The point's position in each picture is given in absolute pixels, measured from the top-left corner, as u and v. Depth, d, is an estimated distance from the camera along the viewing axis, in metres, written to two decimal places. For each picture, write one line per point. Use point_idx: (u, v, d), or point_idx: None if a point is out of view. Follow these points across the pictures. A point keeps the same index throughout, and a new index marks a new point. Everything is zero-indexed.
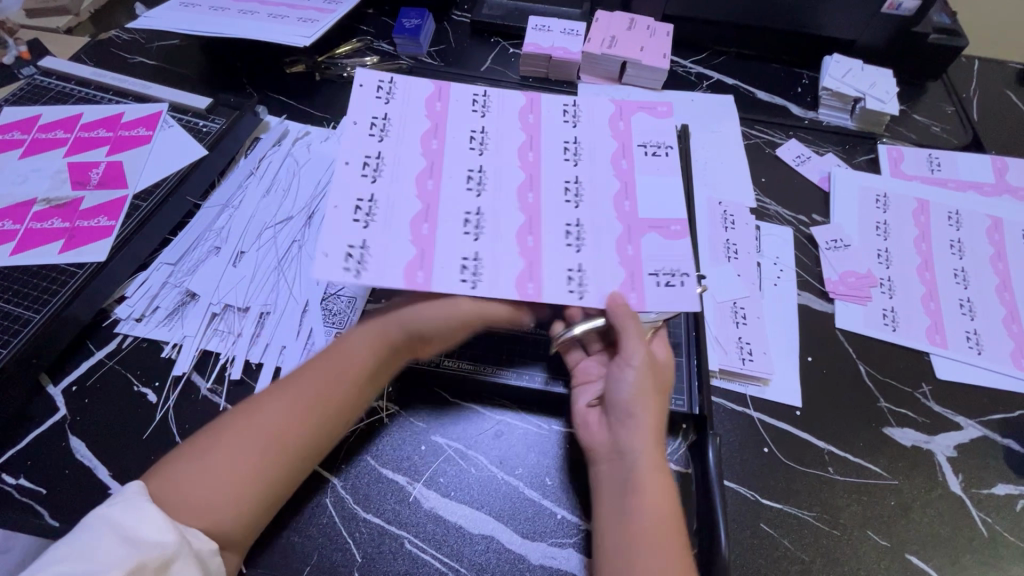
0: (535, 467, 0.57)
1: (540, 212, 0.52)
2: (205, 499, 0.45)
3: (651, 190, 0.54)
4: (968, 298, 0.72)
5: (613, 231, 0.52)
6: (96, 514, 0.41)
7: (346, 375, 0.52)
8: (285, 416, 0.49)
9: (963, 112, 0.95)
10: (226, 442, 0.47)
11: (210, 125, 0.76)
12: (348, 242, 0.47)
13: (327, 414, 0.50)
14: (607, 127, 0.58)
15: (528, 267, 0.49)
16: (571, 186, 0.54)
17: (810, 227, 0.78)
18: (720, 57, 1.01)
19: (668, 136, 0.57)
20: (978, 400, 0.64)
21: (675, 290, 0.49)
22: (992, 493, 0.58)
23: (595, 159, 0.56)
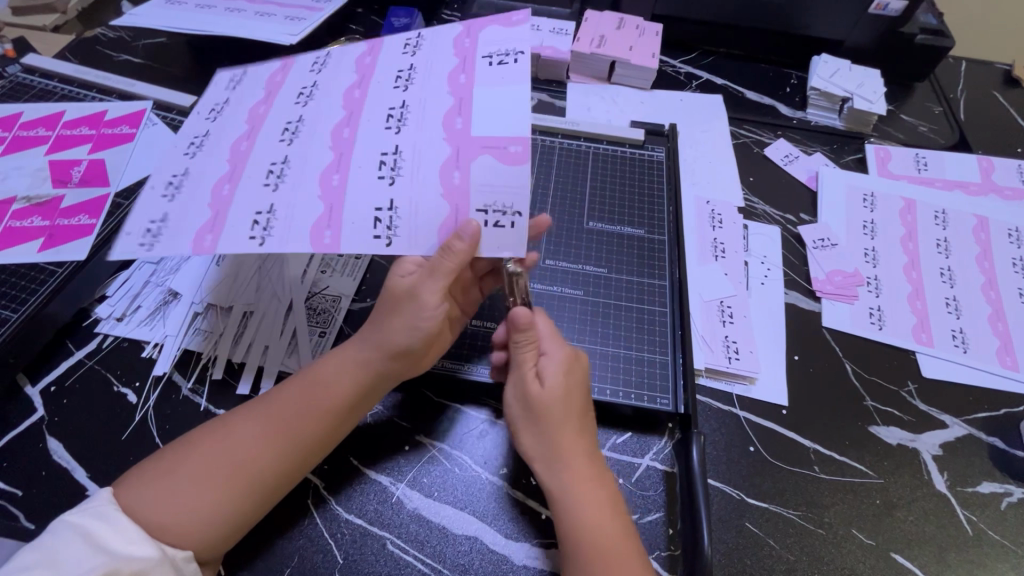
0: (520, 466, 0.56)
1: (347, 149, 0.49)
2: (171, 518, 0.44)
3: (493, 105, 0.48)
4: (954, 297, 0.72)
5: (439, 155, 0.47)
6: (71, 519, 0.42)
7: (317, 400, 0.50)
8: (253, 436, 0.48)
9: (950, 112, 0.96)
10: (194, 461, 0.46)
11: None
12: (173, 171, 0.50)
13: (296, 432, 0.49)
14: (453, 48, 0.52)
15: (331, 211, 0.46)
16: (399, 111, 0.50)
17: (797, 226, 0.78)
18: (709, 57, 1.02)
19: (517, 35, 0.51)
20: (964, 399, 0.65)
21: (501, 229, 0.46)
22: (977, 491, 0.58)
23: (430, 79, 0.51)
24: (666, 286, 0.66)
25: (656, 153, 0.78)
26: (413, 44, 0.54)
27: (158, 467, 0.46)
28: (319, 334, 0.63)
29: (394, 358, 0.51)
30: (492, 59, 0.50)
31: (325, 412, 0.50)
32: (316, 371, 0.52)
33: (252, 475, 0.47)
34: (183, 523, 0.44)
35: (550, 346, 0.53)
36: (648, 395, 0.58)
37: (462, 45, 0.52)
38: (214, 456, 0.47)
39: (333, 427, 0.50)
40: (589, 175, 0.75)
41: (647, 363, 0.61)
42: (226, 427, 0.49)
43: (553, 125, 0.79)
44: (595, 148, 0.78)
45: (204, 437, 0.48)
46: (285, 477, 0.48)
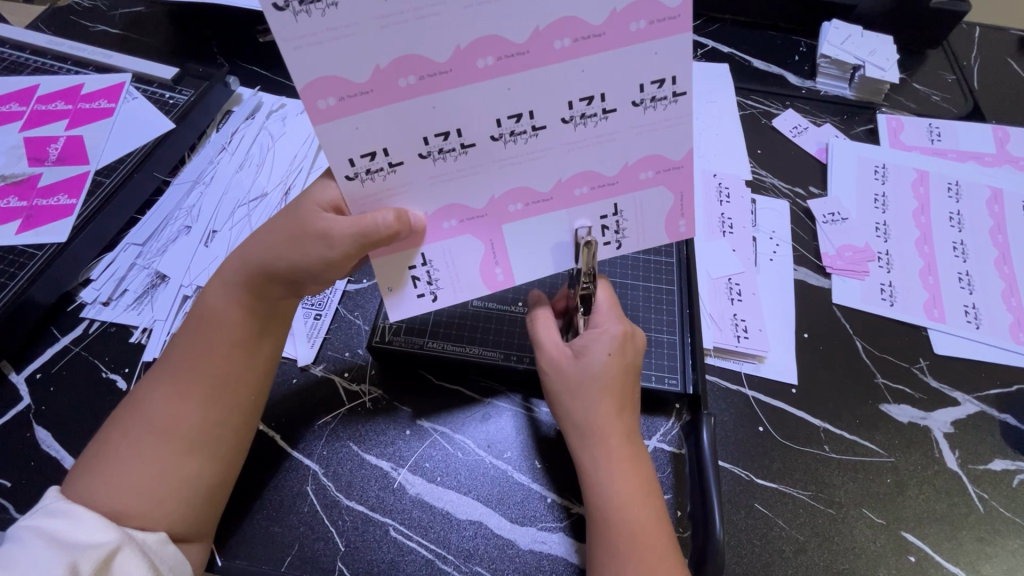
0: (524, 449, 0.55)
1: (436, 93, 0.37)
2: (128, 502, 0.42)
3: (533, 231, 0.45)
4: (967, 271, 0.70)
5: (468, 196, 0.42)
6: (26, 521, 0.40)
7: (212, 338, 0.47)
8: (182, 397, 0.45)
9: (964, 80, 0.92)
10: (139, 443, 0.44)
11: (177, 96, 0.71)
12: None
13: (208, 381, 0.46)
14: (632, 166, 0.42)
15: (354, 102, 0.36)
16: (519, 119, 0.39)
17: (807, 201, 0.76)
18: (715, 24, 0.98)
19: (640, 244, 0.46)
20: (976, 375, 0.63)
21: (412, 285, 0.45)
22: (989, 468, 0.57)
23: (598, 143, 0.40)
24: (673, 263, 0.64)
25: None
26: (655, 96, 0.39)
27: (104, 458, 0.43)
28: (315, 317, 0.61)
29: (281, 280, 0.47)
30: (604, 219, 0.45)
31: (238, 345, 0.48)
32: (210, 305, 0.48)
33: (202, 434, 0.45)
34: (157, 504, 0.43)
35: (606, 321, 0.51)
36: (655, 375, 0.57)
37: (633, 167, 0.42)
38: (154, 429, 0.44)
39: (258, 362, 0.49)
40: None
41: (654, 342, 0.59)
42: (149, 397, 0.46)
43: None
44: None
45: (130, 415, 0.45)
46: (233, 429, 0.47)
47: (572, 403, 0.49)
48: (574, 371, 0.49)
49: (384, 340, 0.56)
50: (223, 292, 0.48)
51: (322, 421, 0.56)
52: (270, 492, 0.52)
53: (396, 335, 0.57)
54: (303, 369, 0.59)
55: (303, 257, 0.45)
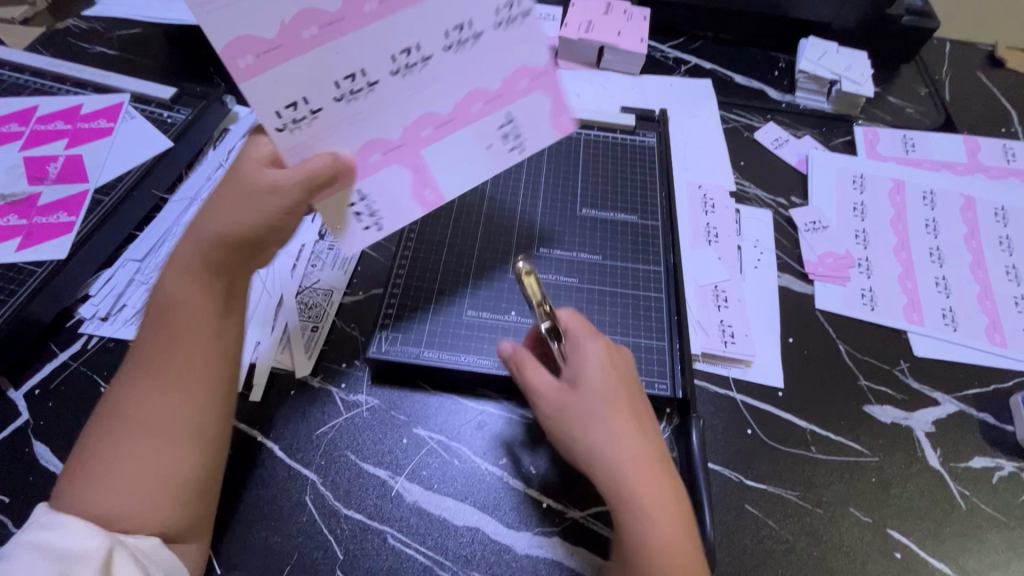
0: (520, 455, 0.56)
1: (337, 40, 0.40)
2: (123, 506, 0.42)
3: (449, 153, 0.50)
4: (943, 276, 0.73)
5: (385, 130, 0.46)
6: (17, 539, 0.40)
7: (188, 328, 0.47)
8: (161, 397, 0.45)
9: (936, 93, 0.96)
10: (124, 448, 0.44)
11: (175, 115, 0.73)
12: None
13: (194, 374, 0.47)
14: (508, 82, 0.49)
15: (268, 55, 0.39)
16: (410, 52, 0.43)
17: (789, 210, 0.78)
18: (697, 41, 1.01)
19: (530, 140, 0.52)
20: (955, 376, 0.65)
21: (357, 222, 0.49)
22: (969, 466, 0.59)
23: (479, 60, 0.46)
24: (660, 272, 0.66)
25: (648, 138, 0.78)
26: (510, 7, 0.45)
27: (86, 470, 0.43)
28: (312, 329, 0.62)
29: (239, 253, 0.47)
30: (501, 126, 0.50)
31: (217, 331, 0.49)
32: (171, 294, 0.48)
33: (189, 427, 0.46)
34: (150, 506, 0.43)
35: (586, 342, 0.51)
36: (646, 379, 0.58)
37: (509, 76, 0.48)
38: (135, 434, 0.44)
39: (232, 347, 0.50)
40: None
41: (644, 348, 0.60)
42: (121, 406, 0.45)
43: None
44: (587, 134, 0.78)
45: (111, 421, 0.45)
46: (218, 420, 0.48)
47: (579, 435, 0.48)
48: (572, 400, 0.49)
49: (380, 350, 0.58)
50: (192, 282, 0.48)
51: (321, 431, 0.57)
52: (269, 502, 0.52)
53: (391, 345, 0.58)
54: (300, 380, 0.59)
55: (256, 219, 0.45)
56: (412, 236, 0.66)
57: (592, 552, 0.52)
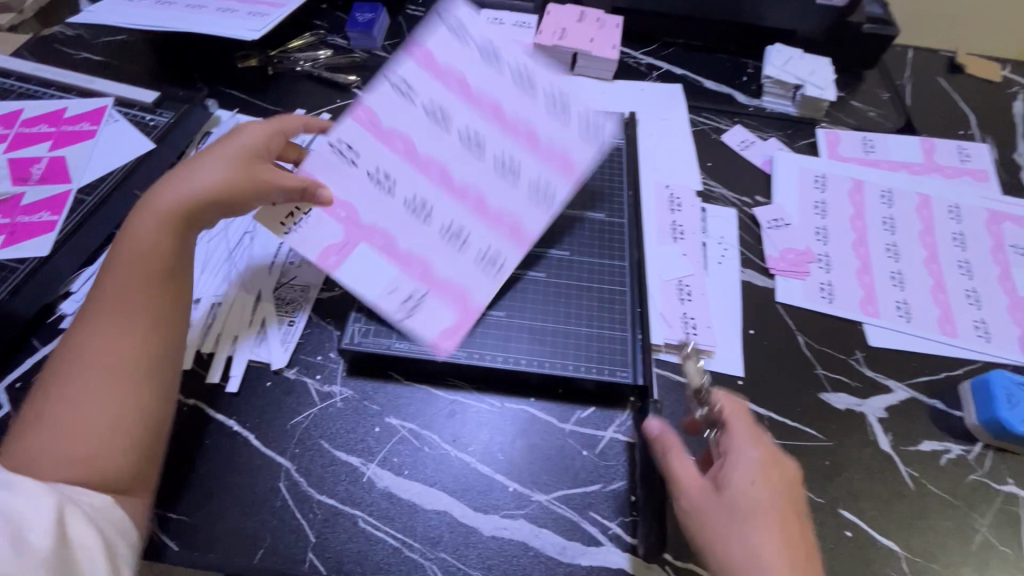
0: (488, 442, 0.59)
1: (400, 168, 0.60)
2: (67, 442, 0.45)
3: (362, 262, 0.58)
4: (899, 270, 0.76)
5: (361, 208, 0.59)
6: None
7: (142, 267, 0.53)
8: (95, 345, 0.49)
9: (897, 98, 1.00)
10: (63, 396, 0.47)
11: (158, 118, 0.75)
12: (440, 101, 0.61)
13: (139, 310, 0.51)
14: (455, 294, 0.59)
15: (377, 129, 0.60)
16: (420, 208, 0.60)
17: (753, 208, 0.81)
18: (669, 48, 1.05)
19: (529, 216, 0.61)
20: (907, 364, 0.68)
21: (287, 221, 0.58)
22: (919, 449, 0.62)
23: (516, 146, 0.61)
24: (625, 266, 0.68)
25: (617, 140, 0.82)
26: (563, 103, 0.62)
27: (33, 417, 0.46)
28: (288, 323, 0.64)
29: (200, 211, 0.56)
30: (525, 187, 0.61)
31: (161, 270, 0.53)
32: (130, 234, 0.54)
33: (133, 360, 0.49)
34: (82, 452, 0.45)
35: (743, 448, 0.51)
36: (608, 368, 0.61)
37: (549, 144, 0.62)
38: (72, 380, 0.47)
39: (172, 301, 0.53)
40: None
41: (608, 339, 0.63)
42: (69, 353, 0.49)
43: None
44: None
45: (64, 361, 0.49)
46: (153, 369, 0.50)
47: (710, 537, 0.48)
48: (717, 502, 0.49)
49: (353, 342, 0.60)
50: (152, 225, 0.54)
51: (295, 420, 0.58)
52: (244, 489, 0.54)
53: (364, 337, 0.60)
54: (277, 372, 0.61)
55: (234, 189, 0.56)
56: None
57: (555, 534, 0.54)
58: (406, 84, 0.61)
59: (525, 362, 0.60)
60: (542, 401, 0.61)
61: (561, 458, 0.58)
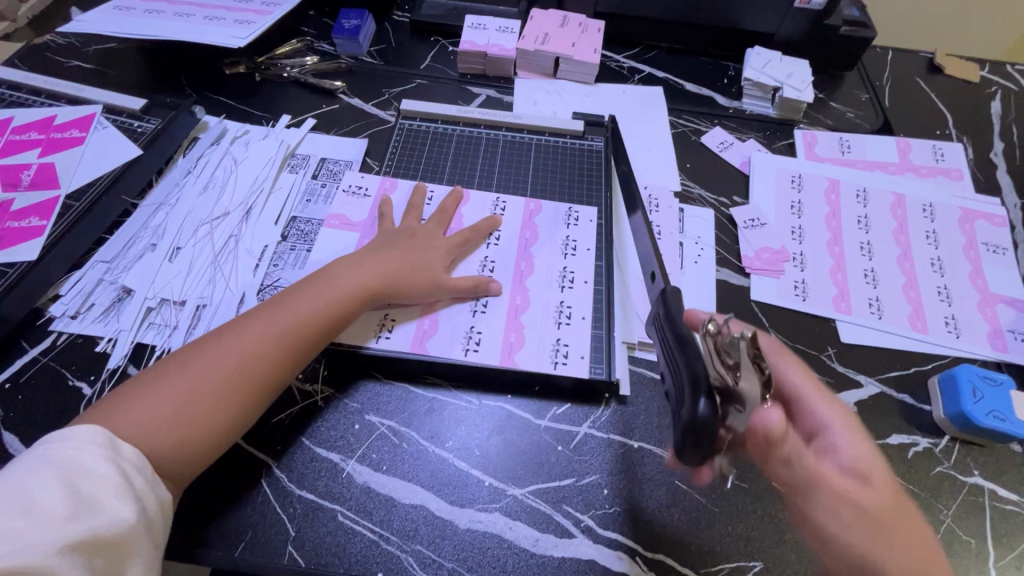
0: (465, 438, 0.60)
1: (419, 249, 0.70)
2: (156, 421, 0.49)
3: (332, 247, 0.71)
4: (872, 269, 0.77)
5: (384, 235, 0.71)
6: (39, 443, 0.43)
7: (310, 305, 0.59)
8: (230, 348, 0.54)
9: (876, 99, 1.02)
10: (184, 376, 0.52)
11: (145, 125, 0.77)
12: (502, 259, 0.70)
13: (283, 343, 0.56)
14: None
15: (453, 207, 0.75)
16: None
17: (730, 208, 0.83)
18: (651, 51, 1.06)
19: (443, 359, 0.62)
20: (878, 361, 0.70)
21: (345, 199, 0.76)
22: (887, 443, 0.64)
23: (502, 307, 0.66)
24: (602, 266, 0.70)
25: (596, 143, 0.84)
26: (567, 313, 0.66)
27: (149, 384, 0.51)
28: None
29: (378, 285, 0.62)
30: (464, 333, 0.64)
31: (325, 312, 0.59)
32: (343, 276, 0.62)
33: (252, 383, 0.54)
34: (159, 433, 0.49)
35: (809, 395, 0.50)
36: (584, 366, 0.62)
37: (526, 292, 0.68)
38: (200, 369, 0.53)
39: (306, 355, 0.58)
40: (417, 153, 0.81)
41: (589, 336, 0.65)
42: (219, 341, 0.55)
43: (480, 117, 0.84)
44: (537, 139, 0.84)
45: (210, 348, 0.54)
46: (255, 400, 0.54)
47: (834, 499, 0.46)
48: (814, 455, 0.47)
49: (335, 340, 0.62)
50: (347, 276, 0.62)
51: (276, 418, 0.60)
52: (227, 484, 0.56)
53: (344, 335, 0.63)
54: None
55: (400, 269, 0.64)
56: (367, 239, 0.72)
57: (529, 526, 0.56)
58: (499, 202, 0.76)
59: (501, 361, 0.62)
60: (519, 398, 0.63)
61: (537, 454, 0.60)
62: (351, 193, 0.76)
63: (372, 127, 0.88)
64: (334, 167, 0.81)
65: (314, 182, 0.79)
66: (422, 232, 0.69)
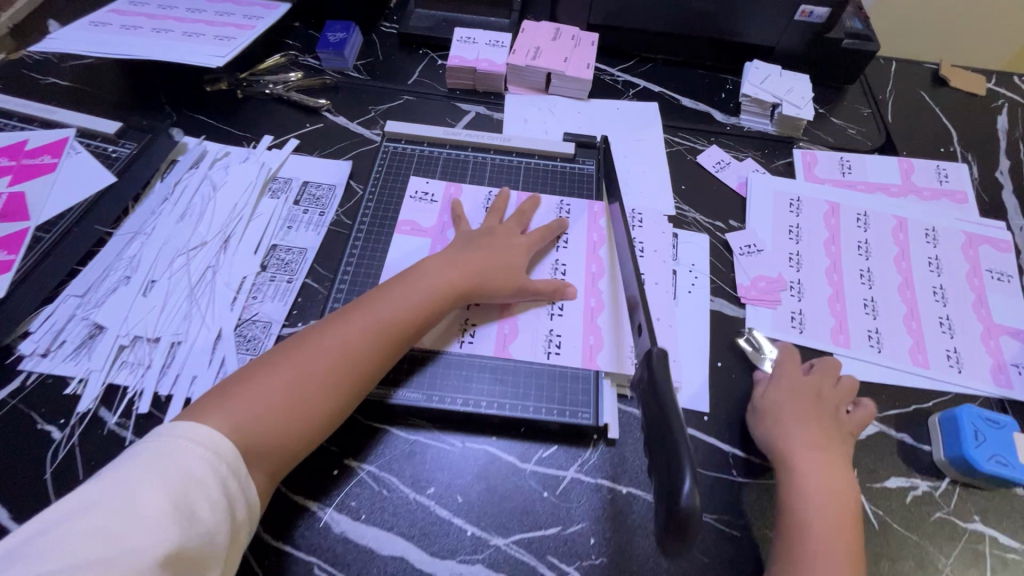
0: (448, 484, 0.58)
1: None
2: (253, 415, 0.51)
3: (405, 252, 0.72)
4: (872, 298, 0.75)
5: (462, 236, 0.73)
6: (144, 441, 0.47)
7: (398, 307, 0.61)
8: (326, 346, 0.57)
9: (878, 114, 0.99)
10: (282, 372, 0.54)
11: (119, 150, 0.75)
12: (572, 262, 0.72)
13: (371, 343, 0.58)
14: None
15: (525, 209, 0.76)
16: None
17: (725, 233, 0.81)
18: (647, 64, 1.03)
19: (525, 361, 0.64)
20: (876, 398, 0.68)
21: (420, 203, 0.76)
22: (885, 486, 0.61)
23: (577, 309, 0.68)
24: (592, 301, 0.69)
25: (587, 166, 0.83)
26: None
27: (249, 379, 0.54)
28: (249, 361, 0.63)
29: (462, 285, 0.64)
30: (544, 337, 0.66)
31: (410, 313, 0.61)
32: (425, 277, 0.64)
33: (340, 383, 0.56)
34: (258, 427, 0.51)
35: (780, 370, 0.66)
36: (570, 410, 0.61)
37: (599, 294, 0.70)
38: (296, 366, 0.55)
39: (393, 355, 0.60)
40: (417, 175, 0.79)
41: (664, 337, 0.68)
42: (314, 339, 0.57)
43: (467, 140, 0.83)
44: (526, 162, 0.82)
45: (306, 346, 0.57)
46: (345, 398, 0.56)
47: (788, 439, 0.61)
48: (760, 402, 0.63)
49: None
50: (433, 276, 0.64)
51: None
52: None
53: None
54: None
55: (485, 266, 0.66)
56: (349, 271, 0.71)
57: None
58: (562, 206, 0.77)
59: (484, 405, 0.61)
60: (504, 440, 0.61)
61: (522, 501, 0.58)
62: (420, 198, 0.77)
63: (356, 148, 0.85)
64: (317, 191, 0.79)
65: (296, 209, 0.77)
66: (500, 231, 0.71)
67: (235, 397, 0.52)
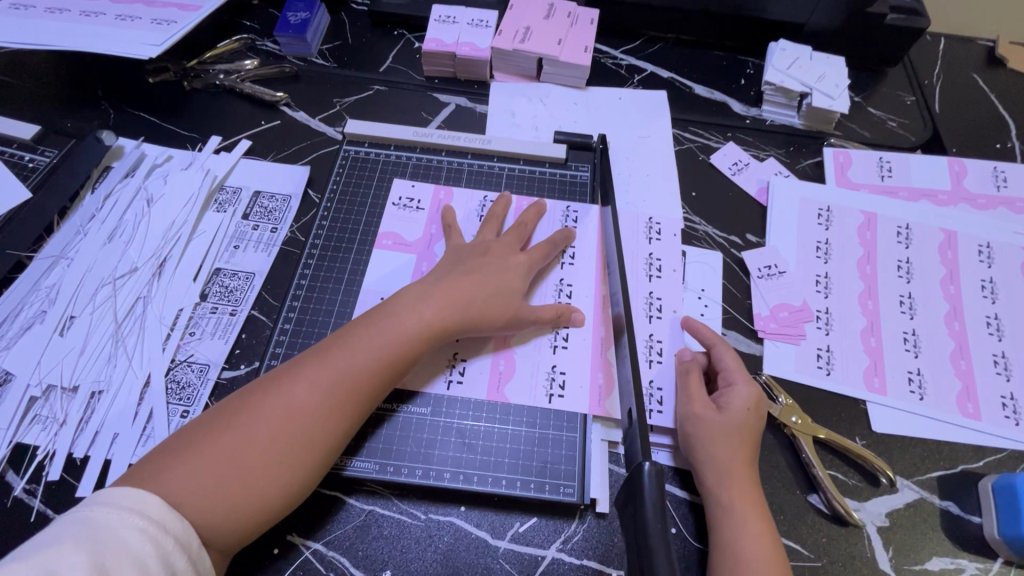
0: (406, 567, 0.50)
1: None
2: (206, 481, 0.43)
3: (388, 270, 0.63)
4: (913, 331, 0.64)
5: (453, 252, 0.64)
6: (75, 509, 0.39)
7: (377, 342, 0.52)
8: (293, 394, 0.48)
9: (924, 102, 0.85)
10: (240, 425, 0.46)
11: (37, 159, 0.65)
12: (578, 283, 0.63)
13: (346, 387, 0.49)
14: None
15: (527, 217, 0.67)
16: None
17: (741, 251, 0.69)
18: (656, 44, 0.90)
19: (523, 406, 0.56)
20: (917, 456, 0.58)
21: (405, 211, 0.67)
22: (924, 569, 0.52)
23: (584, 342, 0.59)
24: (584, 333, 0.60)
25: (581, 172, 0.72)
26: (656, 350, 0.61)
27: (203, 435, 0.46)
28: (180, 415, 0.54)
29: (451, 315, 0.55)
30: (546, 374, 0.57)
31: (390, 349, 0.52)
32: (407, 306, 0.54)
33: (312, 436, 0.47)
34: (211, 497, 0.43)
35: (740, 379, 0.55)
36: (551, 484, 0.53)
37: (609, 323, 0.61)
38: (254, 418, 0.47)
39: (374, 400, 0.51)
40: (403, 178, 0.70)
41: None
42: (280, 384, 0.49)
43: (441, 142, 0.72)
44: (510, 168, 0.71)
45: (270, 393, 0.48)
46: (318, 455, 0.48)
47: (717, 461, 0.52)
48: (717, 419, 0.53)
49: None
50: (418, 305, 0.55)
51: None
52: None
53: None
54: None
55: (481, 293, 0.56)
56: (298, 302, 0.61)
57: None
58: (569, 212, 0.68)
59: (448, 477, 0.53)
60: (474, 512, 0.52)
61: None
62: (404, 206, 0.67)
63: (317, 150, 0.74)
64: (269, 204, 0.68)
65: (244, 225, 0.67)
66: (496, 248, 0.61)
67: (182, 462, 0.44)
